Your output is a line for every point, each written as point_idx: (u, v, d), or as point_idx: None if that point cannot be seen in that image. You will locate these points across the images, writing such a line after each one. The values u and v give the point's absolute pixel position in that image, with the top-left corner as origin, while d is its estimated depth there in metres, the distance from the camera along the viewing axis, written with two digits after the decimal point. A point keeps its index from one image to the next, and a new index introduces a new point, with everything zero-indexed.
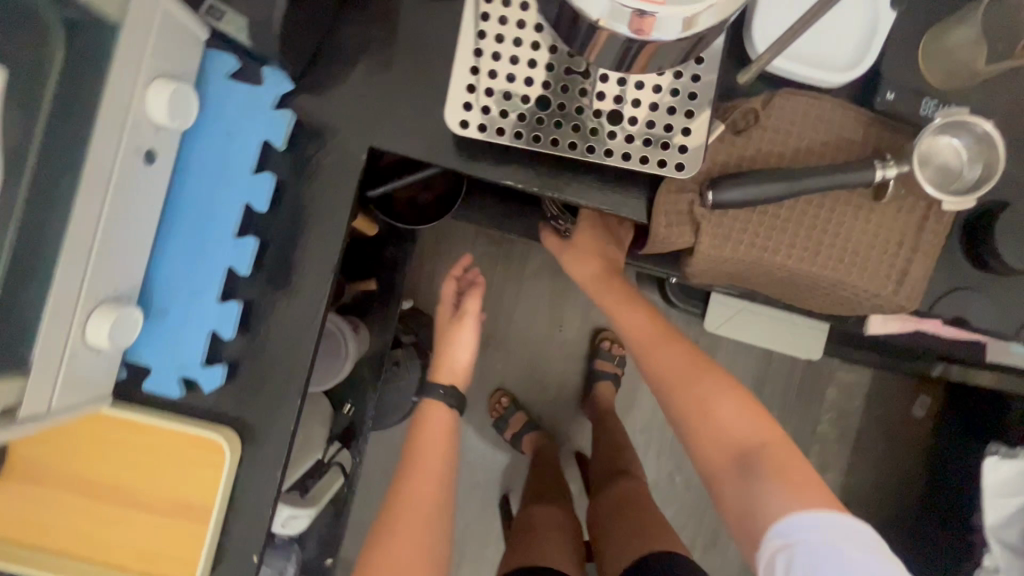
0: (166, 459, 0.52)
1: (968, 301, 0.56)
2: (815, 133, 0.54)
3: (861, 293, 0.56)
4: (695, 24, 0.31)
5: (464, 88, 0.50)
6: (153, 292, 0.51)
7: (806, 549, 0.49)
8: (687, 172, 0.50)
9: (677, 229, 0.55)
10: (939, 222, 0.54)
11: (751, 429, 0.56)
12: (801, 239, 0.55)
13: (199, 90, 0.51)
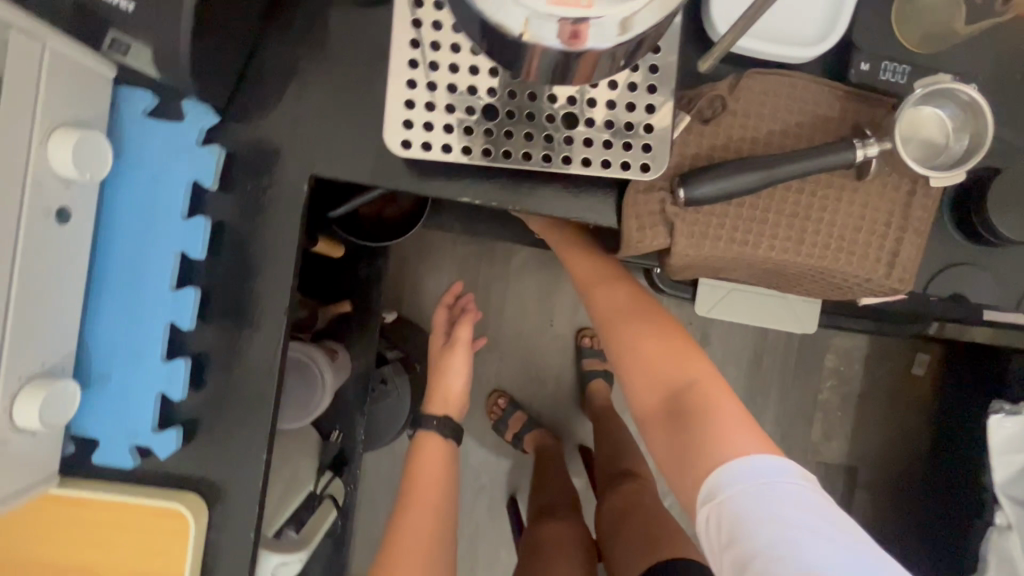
0: (128, 533, 0.49)
1: (964, 276, 0.52)
2: (788, 114, 0.50)
3: (852, 279, 0.52)
4: (631, 27, 0.28)
5: (403, 104, 0.46)
6: (89, 357, 0.47)
7: (736, 498, 0.46)
8: (653, 172, 0.46)
9: (651, 231, 0.51)
10: (928, 196, 0.50)
11: (694, 379, 0.55)
12: (783, 229, 0.51)
13: (114, 134, 0.47)
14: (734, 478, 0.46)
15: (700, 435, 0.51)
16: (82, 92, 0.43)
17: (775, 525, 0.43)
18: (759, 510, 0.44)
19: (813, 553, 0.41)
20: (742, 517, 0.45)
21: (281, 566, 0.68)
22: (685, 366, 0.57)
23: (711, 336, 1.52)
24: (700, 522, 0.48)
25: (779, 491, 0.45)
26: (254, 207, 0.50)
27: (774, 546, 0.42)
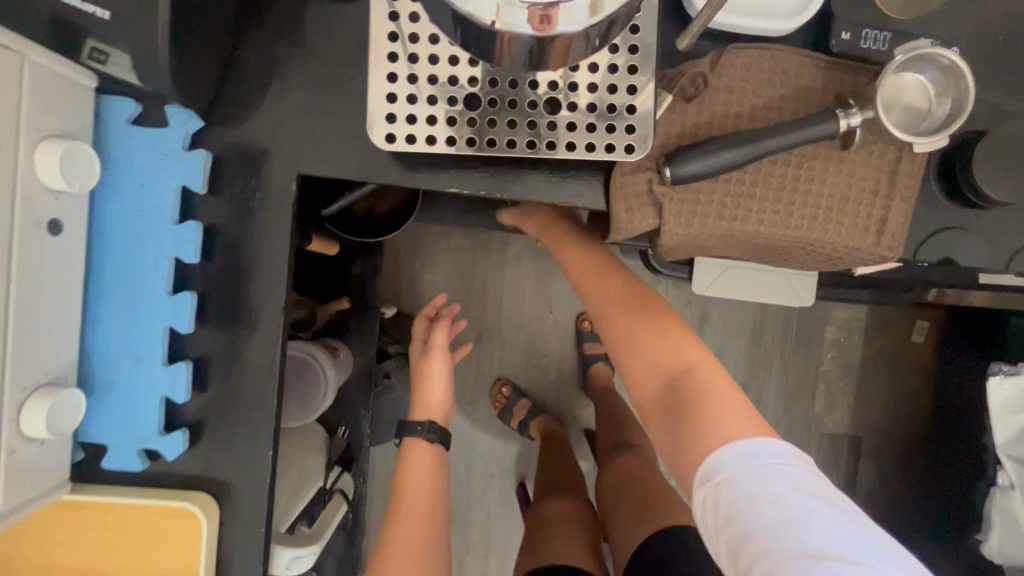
0: (142, 533, 0.50)
1: (954, 239, 0.53)
2: (771, 87, 0.50)
3: (842, 249, 0.53)
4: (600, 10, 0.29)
5: (385, 98, 0.46)
6: (92, 366, 0.48)
7: (728, 483, 0.46)
8: (638, 153, 0.47)
9: (640, 212, 0.51)
10: (913, 162, 0.51)
11: (688, 364, 0.56)
12: (771, 202, 0.51)
13: (100, 143, 0.47)
14: (726, 462, 0.47)
15: (692, 413, 0.52)
16: (65, 103, 0.43)
17: (769, 508, 0.44)
18: (752, 494, 0.45)
19: (806, 532, 0.42)
20: (736, 502, 0.45)
21: (295, 559, 0.70)
22: (678, 352, 0.57)
23: (710, 314, 1.52)
24: (695, 506, 0.49)
25: (770, 473, 0.45)
26: (244, 209, 0.51)
27: (768, 529, 0.43)
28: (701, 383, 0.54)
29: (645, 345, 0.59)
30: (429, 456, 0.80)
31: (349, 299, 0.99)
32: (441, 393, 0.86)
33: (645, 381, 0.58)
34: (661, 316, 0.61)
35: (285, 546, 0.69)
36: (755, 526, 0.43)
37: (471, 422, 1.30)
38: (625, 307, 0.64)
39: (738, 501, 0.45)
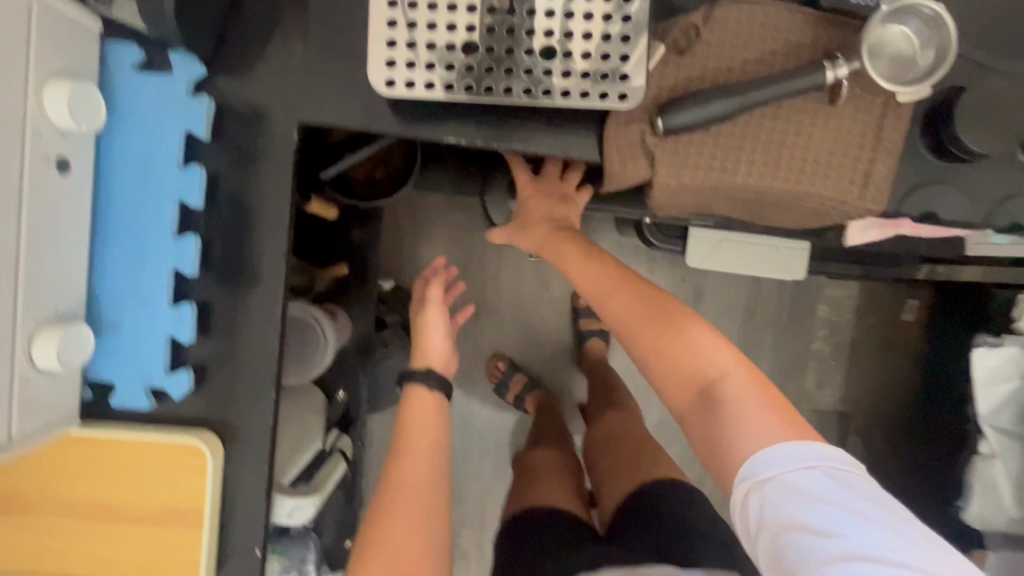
0: (149, 470, 0.52)
1: (937, 194, 0.54)
2: (761, 42, 0.51)
3: (827, 202, 0.54)
4: None
5: (384, 44, 0.47)
6: (100, 306, 0.49)
7: (776, 484, 0.46)
8: (632, 102, 0.48)
9: (632, 163, 0.53)
10: (898, 117, 0.52)
11: (720, 372, 0.52)
12: (760, 155, 0.53)
13: (105, 88, 0.48)
14: (772, 464, 0.46)
15: (735, 424, 0.49)
16: (72, 44, 0.44)
17: (819, 511, 0.44)
18: (802, 497, 0.45)
19: (857, 535, 0.43)
20: (783, 503, 0.45)
21: (295, 509, 0.72)
22: (707, 358, 0.53)
23: (705, 292, 1.54)
24: (733, 505, 0.48)
25: (819, 476, 0.45)
26: (246, 158, 0.52)
27: (820, 532, 0.43)
28: (738, 392, 0.51)
29: (677, 352, 0.54)
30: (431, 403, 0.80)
31: (348, 266, 1.01)
32: (438, 344, 0.88)
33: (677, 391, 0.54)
34: (676, 309, 0.57)
35: (286, 496, 0.71)
36: (806, 529, 0.43)
37: (467, 394, 1.32)
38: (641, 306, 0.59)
39: (787, 504, 0.45)
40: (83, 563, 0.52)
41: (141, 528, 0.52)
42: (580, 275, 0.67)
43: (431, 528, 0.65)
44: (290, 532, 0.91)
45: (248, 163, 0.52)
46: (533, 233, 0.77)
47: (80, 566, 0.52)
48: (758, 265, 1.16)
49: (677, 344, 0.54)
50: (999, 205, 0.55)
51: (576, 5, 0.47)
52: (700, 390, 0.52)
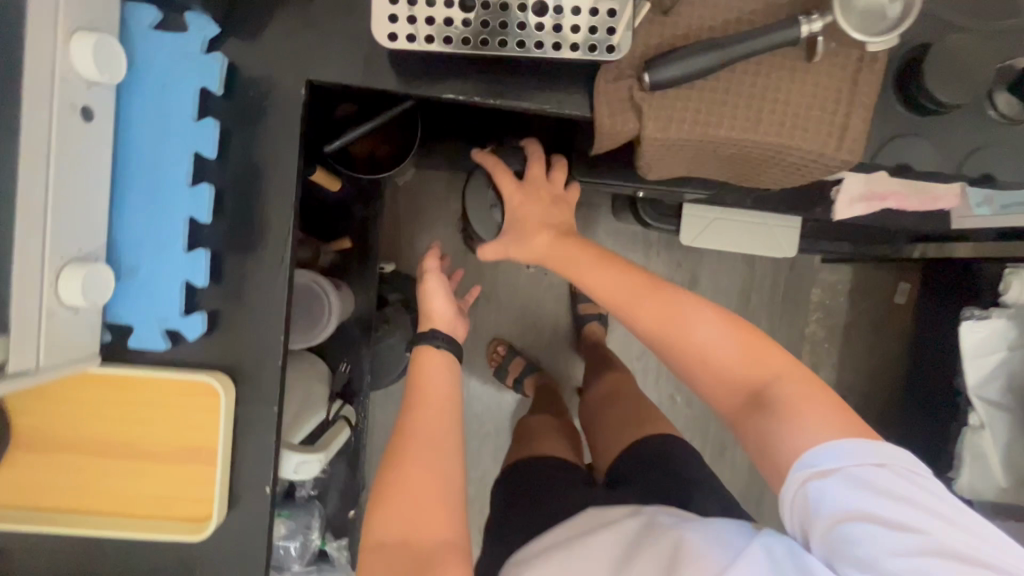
0: (164, 409, 0.55)
1: (910, 146, 0.57)
2: (741, 1, 0.54)
3: (807, 156, 0.57)
4: None
5: (387, 0, 0.50)
6: (119, 251, 0.52)
7: (841, 480, 0.47)
8: (618, 53, 0.51)
9: (621, 118, 0.56)
10: (871, 72, 0.55)
11: (772, 376, 0.55)
12: (742, 110, 0.56)
13: (126, 46, 0.51)
14: (835, 460, 0.48)
15: (789, 423, 0.52)
16: (97, 1, 0.47)
17: (881, 504, 0.46)
18: (866, 491, 0.47)
19: (919, 527, 0.45)
20: (847, 494, 0.47)
21: (302, 464, 0.75)
22: (757, 364, 0.56)
23: (701, 277, 1.57)
24: (787, 493, 0.50)
25: (881, 473, 0.47)
26: (260, 114, 0.55)
27: (885, 523, 0.45)
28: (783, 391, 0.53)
29: (727, 359, 0.57)
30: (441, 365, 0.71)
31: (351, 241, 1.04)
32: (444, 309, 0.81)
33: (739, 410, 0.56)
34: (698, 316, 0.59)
35: (293, 450, 0.73)
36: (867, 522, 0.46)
37: (468, 375, 1.35)
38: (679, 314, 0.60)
39: (852, 499, 0.47)
40: (101, 498, 0.55)
41: (156, 465, 0.55)
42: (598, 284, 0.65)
43: (447, 474, 0.61)
44: (295, 498, 0.94)
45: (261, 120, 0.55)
46: (533, 245, 0.72)
47: (98, 502, 0.55)
48: (752, 244, 1.19)
49: (724, 350, 0.57)
50: (971, 159, 0.58)
51: None
52: (752, 395, 0.55)
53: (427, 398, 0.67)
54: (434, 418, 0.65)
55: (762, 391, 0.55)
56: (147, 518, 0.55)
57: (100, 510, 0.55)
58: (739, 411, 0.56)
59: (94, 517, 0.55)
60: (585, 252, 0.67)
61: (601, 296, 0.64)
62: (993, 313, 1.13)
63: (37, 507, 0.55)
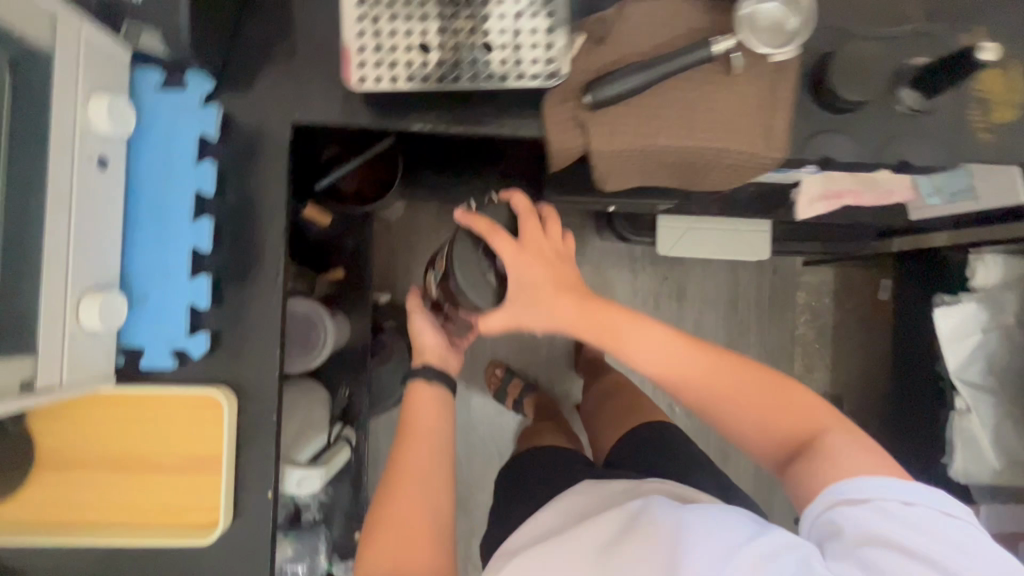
0: (174, 422, 0.60)
1: (832, 140, 0.64)
2: (665, 29, 0.62)
3: (739, 157, 0.64)
4: None
5: (356, 49, 0.58)
6: (131, 281, 0.59)
7: (860, 505, 0.56)
8: (558, 79, 0.59)
9: (568, 136, 0.63)
10: (787, 80, 0.63)
11: (822, 428, 0.64)
12: (676, 120, 0.63)
13: (135, 105, 0.59)
14: (854, 490, 0.57)
15: (844, 468, 0.59)
16: (109, 67, 0.55)
17: (891, 528, 0.55)
18: (879, 515, 0.56)
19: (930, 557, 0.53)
20: (874, 520, 0.56)
21: (303, 479, 0.80)
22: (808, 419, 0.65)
23: (687, 288, 1.63)
24: (812, 512, 0.59)
25: (895, 506, 0.56)
26: (250, 154, 0.62)
27: (899, 548, 0.54)
28: (827, 438, 0.62)
29: (781, 414, 0.66)
30: (431, 398, 0.78)
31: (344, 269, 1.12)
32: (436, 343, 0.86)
33: (758, 440, 0.67)
34: (724, 360, 0.69)
35: (294, 466, 0.79)
36: (881, 545, 0.54)
37: (467, 397, 1.39)
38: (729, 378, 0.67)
39: (867, 520, 0.56)
40: (118, 509, 0.60)
41: (167, 476, 0.60)
42: (630, 347, 0.69)
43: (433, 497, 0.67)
44: (301, 520, 0.98)
45: (251, 158, 0.62)
46: (550, 309, 0.68)
47: (115, 514, 0.60)
48: (726, 250, 1.25)
49: (784, 406, 0.66)
50: (887, 150, 0.65)
51: (507, 8, 0.58)
52: (803, 447, 0.64)
53: (418, 431, 0.73)
54: (421, 448, 0.71)
55: (815, 443, 0.63)
56: (161, 525, 0.60)
57: (117, 521, 0.60)
58: (791, 461, 0.64)
59: (112, 528, 0.60)
60: (615, 313, 0.69)
61: (634, 355, 0.69)
62: (964, 299, 1.19)
63: (59, 521, 0.59)
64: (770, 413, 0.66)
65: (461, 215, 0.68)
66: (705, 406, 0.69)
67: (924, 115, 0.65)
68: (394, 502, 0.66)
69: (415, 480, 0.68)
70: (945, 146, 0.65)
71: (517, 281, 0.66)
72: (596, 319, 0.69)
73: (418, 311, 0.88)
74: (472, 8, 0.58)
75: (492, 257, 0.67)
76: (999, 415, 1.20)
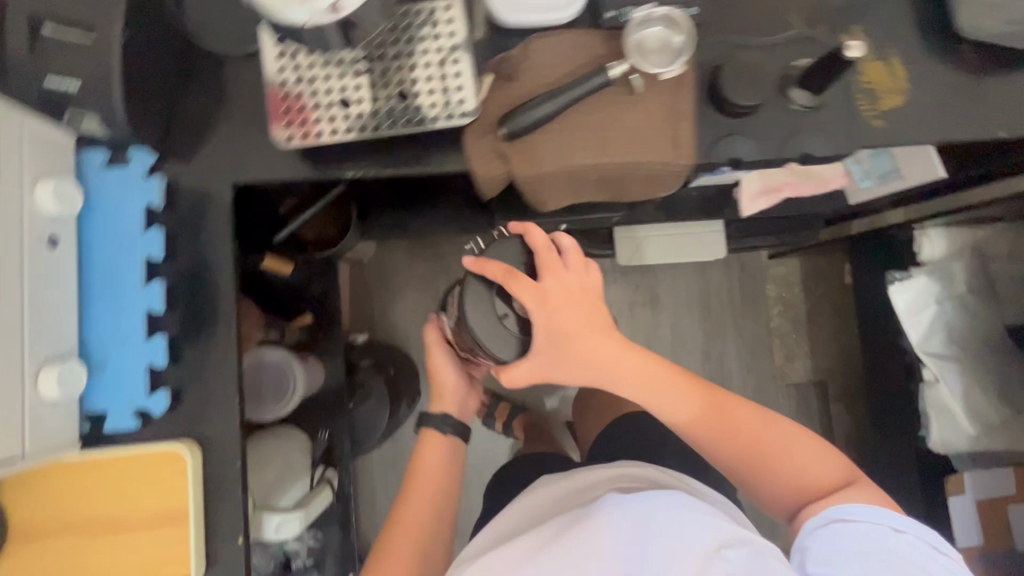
0: (141, 480, 0.63)
1: (736, 142, 0.69)
2: (567, 60, 0.68)
3: (655, 167, 0.69)
4: (343, 5, 0.51)
5: (282, 114, 0.64)
6: (90, 349, 0.62)
7: (852, 523, 0.72)
8: (471, 115, 0.64)
9: (491, 167, 0.68)
10: (684, 92, 0.69)
11: (844, 482, 0.78)
12: (591, 140, 0.68)
13: (83, 185, 0.64)
14: (848, 514, 0.73)
15: (847, 503, 0.74)
16: (53, 153, 0.60)
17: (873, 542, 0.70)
18: (866, 535, 0.70)
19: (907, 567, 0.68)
20: (862, 531, 0.71)
21: (281, 524, 0.90)
22: (823, 471, 0.79)
23: (659, 294, 1.67)
24: (812, 525, 0.74)
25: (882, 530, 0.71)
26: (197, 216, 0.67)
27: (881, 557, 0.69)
28: (845, 491, 0.76)
29: (802, 460, 0.80)
30: (444, 447, 0.93)
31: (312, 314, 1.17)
32: (451, 384, 0.96)
33: (781, 488, 0.80)
34: (736, 410, 0.82)
35: (273, 513, 0.89)
36: (868, 555, 0.69)
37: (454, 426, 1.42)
38: (760, 427, 0.81)
39: (854, 535, 0.71)
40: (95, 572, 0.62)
41: (139, 533, 0.63)
42: (635, 382, 0.79)
43: (422, 532, 0.84)
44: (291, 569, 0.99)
45: (198, 220, 0.66)
46: (569, 352, 0.75)
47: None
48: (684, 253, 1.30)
49: (806, 457, 0.80)
50: (792, 146, 0.70)
51: (415, 58, 0.63)
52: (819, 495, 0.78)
53: (421, 484, 0.88)
54: (421, 498, 0.87)
55: (833, 492, 0.77)
56: None
57: None
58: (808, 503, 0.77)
59: None
60: (644, 364, 0.79)
61: (665, 413, 0.82)
62: (914, 274, 1.30)
63: None
64: (788, 461, 0.80)
65: (471, 262, 0.74)
66: (734, 461, 0.81)
67: (819, 109, 0.70)
68: (394, 541, 0.83)
69: (412, 525, 0.84)
70: (843, 136, 0.71)
71: (542, 330, 0.72)
72: (620, 355, 0.77)
73: (436, 342, 0.94)
74: (388, 61, 0.63)
75: (507, 301, 0.73)
76: (966, 380, 1.27)
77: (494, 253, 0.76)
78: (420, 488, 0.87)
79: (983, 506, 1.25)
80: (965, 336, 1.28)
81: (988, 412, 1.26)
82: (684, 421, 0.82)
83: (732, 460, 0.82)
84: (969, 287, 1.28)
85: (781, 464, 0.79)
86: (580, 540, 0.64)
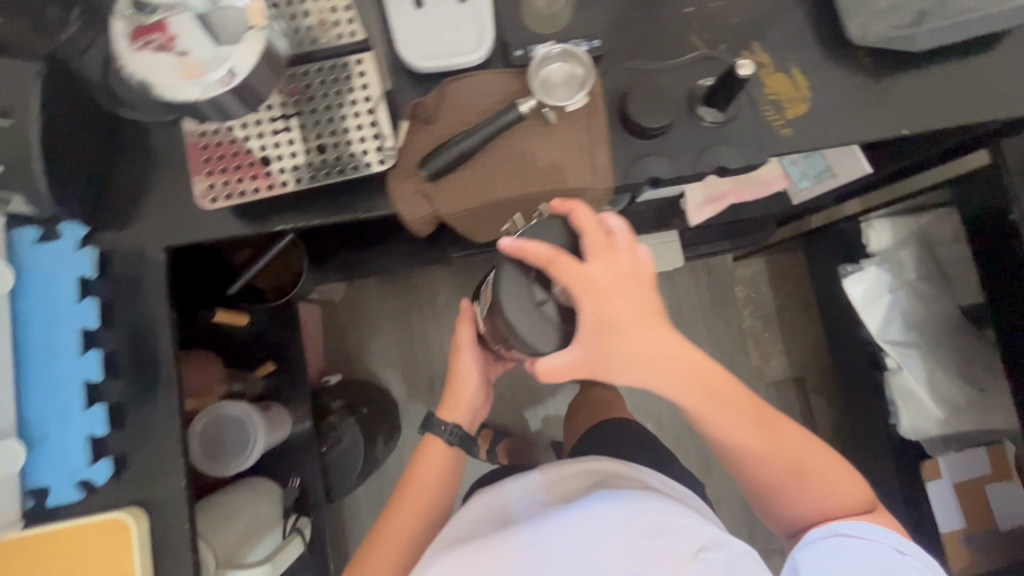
0: (85, 548, 0.72)
1: (626, 165, 0.82)
2: (485, 105, 0.83)
3: (568, 189, 0.82)
4: (227, 74, 0.61)
5: (217, 185, 0.76)
6: (26, 424, 0.71)
7: (844, 540, 0.91)
8: (391, 161, 0.77)
9: (416, 207, 0.81)
10: (578, 125, 0.83)
11: (868, 509, 0.96)
12: (509, 174, 0.82)
13: (17, 263, 0.73)
14: (848, 529, 0.91)
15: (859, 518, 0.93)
16: None
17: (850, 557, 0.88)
18: (849, 553, 0.89)
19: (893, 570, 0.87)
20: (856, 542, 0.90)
21: None
22: (854, 492, 0.96)
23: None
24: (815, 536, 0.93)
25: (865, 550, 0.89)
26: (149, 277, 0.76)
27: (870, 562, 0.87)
28: (871, 516, 0.95)
29: (835, 481, 0.96)
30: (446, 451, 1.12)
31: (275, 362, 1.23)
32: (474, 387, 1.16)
33: (804, 514, 0.97)
34: (781, 428, 0.94)
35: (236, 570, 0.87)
36: (857, 565, 0.87)
37: None
38: (808, 450, 0.95)
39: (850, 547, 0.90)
40: None
41: None
42: (679, 374, 0.82)
43: (397, 537, 1.02)
44: None
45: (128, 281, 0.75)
46: (635, 325, 0.76)
47: None
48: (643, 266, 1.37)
49: (836, 477, 0.96)
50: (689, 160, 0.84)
51: (327, 115, 0.77)
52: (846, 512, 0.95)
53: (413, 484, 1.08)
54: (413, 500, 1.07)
55: (859, 515, 0.95)
56: None
57: None
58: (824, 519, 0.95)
59: None
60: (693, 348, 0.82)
61: (708, 426, 0.90)
62: (867, 263, 1.38)
63: None
64: (820, 488, 0.95)
65: (510, 244, 0.74)
66: (767, 468, 0.94)
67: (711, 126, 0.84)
68: (383, 545, 1.02)
69: (400, 541, 1.02)
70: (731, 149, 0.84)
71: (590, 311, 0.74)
72: (660, 343, 0.78)
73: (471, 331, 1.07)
74: (303, 121, 0.76)
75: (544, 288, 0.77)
76: (925, 360, 1.30)
77: (531, 233, 0.77)
78: (408, 495, 1.07)
79: (959, 488, 1.31)
80: (921, 323, 1.31)
81: (952, 394, 1.27)
82: (733, 443, 0.93)
83: (764, 475, 0.96)
84: (919, 270, 1.32)
85: (820, 485, 0.95)
86: (588, 532, 0.76)
